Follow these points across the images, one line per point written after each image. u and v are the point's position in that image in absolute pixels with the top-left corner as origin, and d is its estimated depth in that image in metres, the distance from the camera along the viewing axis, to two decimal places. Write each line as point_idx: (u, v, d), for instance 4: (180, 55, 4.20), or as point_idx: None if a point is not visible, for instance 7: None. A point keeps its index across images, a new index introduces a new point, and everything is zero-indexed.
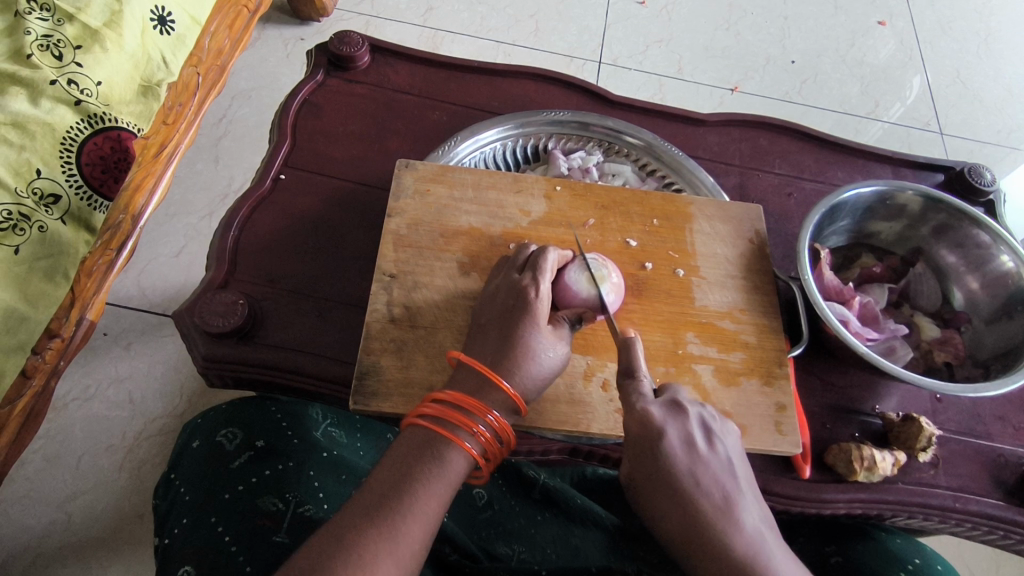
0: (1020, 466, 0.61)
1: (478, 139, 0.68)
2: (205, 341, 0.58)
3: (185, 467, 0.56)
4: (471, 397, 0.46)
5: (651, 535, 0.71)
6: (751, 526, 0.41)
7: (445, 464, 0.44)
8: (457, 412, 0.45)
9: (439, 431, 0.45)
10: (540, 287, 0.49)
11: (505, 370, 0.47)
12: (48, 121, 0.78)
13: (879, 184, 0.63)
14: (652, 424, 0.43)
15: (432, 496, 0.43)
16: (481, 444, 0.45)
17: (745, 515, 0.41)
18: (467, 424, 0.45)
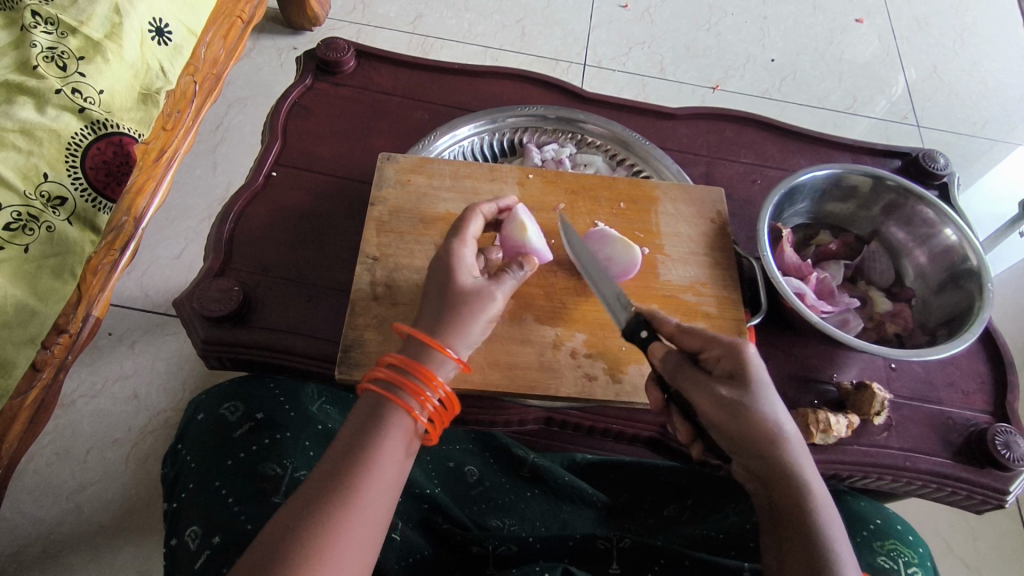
0: (968, 428, 0.65)
1: (455, 134, 0.73)
2: (204, 325, 0.63)
3: (191, 437, 0.60)
4: (421, 362, 0.47)
5: (637, 510, 0.74)
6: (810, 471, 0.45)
7: (397, 428, 0.45)
8: (406, 376, 0.46)
9: (389, 397, 0.46)
10: (461, 248, 0.53)
11: (449, 321, 0.49)
12: (55, 128, 0.83)
13: (833, 167, 0.67)
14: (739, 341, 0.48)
15: (389, 460, 0.44)
16: (431, 413, 0.47)
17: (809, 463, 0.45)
18: (417, 392, 0.46)
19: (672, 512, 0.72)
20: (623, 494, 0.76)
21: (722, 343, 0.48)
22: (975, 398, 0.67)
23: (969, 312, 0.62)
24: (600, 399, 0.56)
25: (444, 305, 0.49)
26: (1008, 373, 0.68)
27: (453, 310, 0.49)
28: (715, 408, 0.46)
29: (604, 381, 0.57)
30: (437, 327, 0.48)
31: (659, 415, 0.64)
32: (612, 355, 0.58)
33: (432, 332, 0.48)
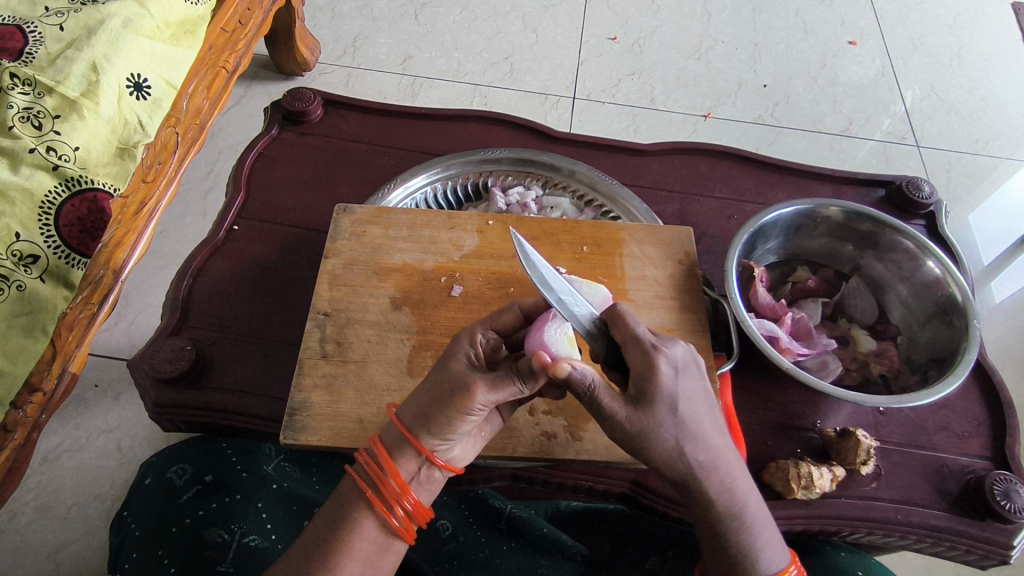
0: (964, 475, 0.61)
1: (408, 186, 0.71)
2: (156, 387, 0.61)
3: (137, 504, 0.57)
4: (398, 464, 0.44)
5: (619, 561, 0.68)
6: (729, 481, 0.47)
7: (363, 529, 0.44)
8: (380, 474, 0.44)
9: (366, 489, 0.45)
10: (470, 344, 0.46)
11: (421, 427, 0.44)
12: (27, 187, 0.78)
13: (799, 204, 0.65)
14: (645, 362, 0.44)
15: (355, 562, 0.44)
16: (402, 518, 0.45)
17: (729, 470, 0.47)
18: (387, 496, 0.44)
19: (654, 564, 0.67)
20: (605, 545, 0.71)
21: (639, 358, 0.44)
22: (971, 441, 0.63)
23: (956, 351, 0.58)
24: (560, 457, 0.53)
25: (428, 396, 0.44)
26: (1006, 414, 0.64)
27: (432, 402, 0.43)
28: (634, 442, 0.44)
29: (563, 438, 0.54)
30: (417, 418, 0.44)
31: (628, 470, 0.61)
32: (573, 411, 0.55)
33: (409, 423, 0.44)
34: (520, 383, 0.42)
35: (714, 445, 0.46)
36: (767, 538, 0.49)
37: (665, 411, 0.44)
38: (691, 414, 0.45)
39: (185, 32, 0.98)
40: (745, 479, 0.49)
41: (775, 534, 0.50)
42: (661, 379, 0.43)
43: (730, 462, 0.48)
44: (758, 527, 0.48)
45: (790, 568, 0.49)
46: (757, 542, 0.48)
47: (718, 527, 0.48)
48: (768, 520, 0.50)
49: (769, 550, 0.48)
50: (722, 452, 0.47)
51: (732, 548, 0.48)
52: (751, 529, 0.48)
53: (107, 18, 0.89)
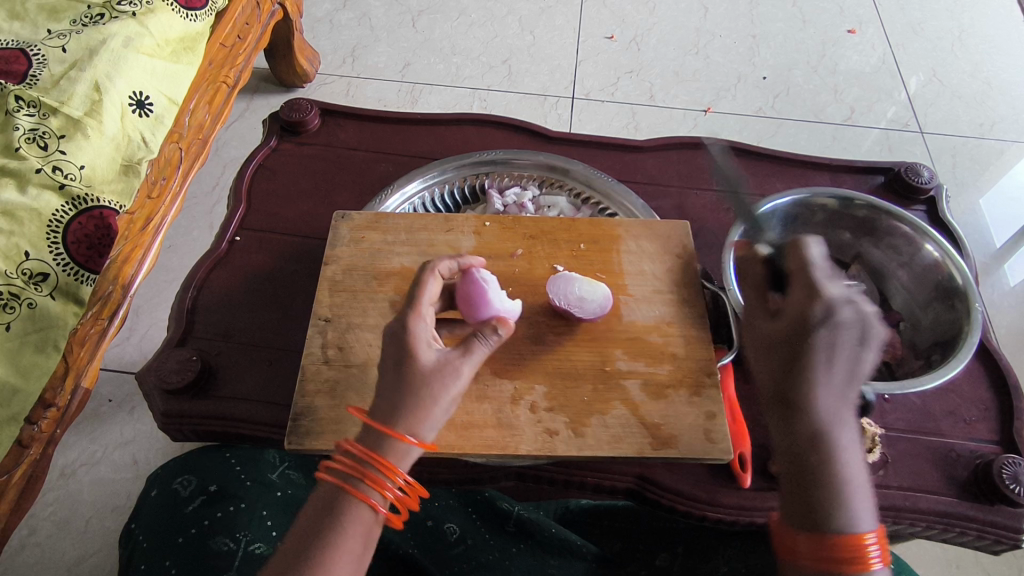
0: (973, 460, 0.60)
1: (405, 191, 0.72)
2: (164, 398, 0.62)
3: (144, 515, 0.58)
4: (380, 451, 0.43)
5: (630, 561, 0.68)
6: (834, 426, 0.44)
7: (353, 522, 0.42)
8: (362, 464, 0.43)
9: (345, 487, 0.43)
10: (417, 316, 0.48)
11: (397, 411, 0.43)
12: (35, 207, 0.79)
13: (793, 195, 0.65)
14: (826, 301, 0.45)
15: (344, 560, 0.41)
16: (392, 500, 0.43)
17: (840, 416, 0.44)
18: (373, 482, 0.43)
19: (664, 561, 0.67)
20: (615, 544, 0.71)
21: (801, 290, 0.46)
22: (979, 426, 0.62)
23: (958, 336, 0.58)
24: (562, 454, 0.53)
25: (393, 378, 0.44)
26: (1015, 398, 0.63)
27: (393, 394, 0.44)
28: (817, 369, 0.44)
29: (564, 435, 0.54)
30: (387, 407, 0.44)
31: (633, 465, 0.61)
32: (575, 408, 0.55)
33: (383, 418, 0.43)
34: (484, 339, 0.46)
35: (852, 392, 0.45)
36: (859, 499, 0.43)
37: (823, 350, 0.44)
38: (831, 350, 0.44)
39: (185, 49, 0.99)
40: (854, 431, 0.45)
41: (871, 514, 0.44)
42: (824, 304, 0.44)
43: (846, 409, 0.44)
44: (856, 486, 0.43)
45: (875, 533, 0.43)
46: (849, 499, 0.43)
47: (812, 474, 0.44)
48: (868, 486, 0.44)
49: (859, 514, 0.43)
50: (843, 398, 0.44)
51: (824, 508, 0.43)
52: (842, 484, 0.43)
53: (107, 37, 0.90)
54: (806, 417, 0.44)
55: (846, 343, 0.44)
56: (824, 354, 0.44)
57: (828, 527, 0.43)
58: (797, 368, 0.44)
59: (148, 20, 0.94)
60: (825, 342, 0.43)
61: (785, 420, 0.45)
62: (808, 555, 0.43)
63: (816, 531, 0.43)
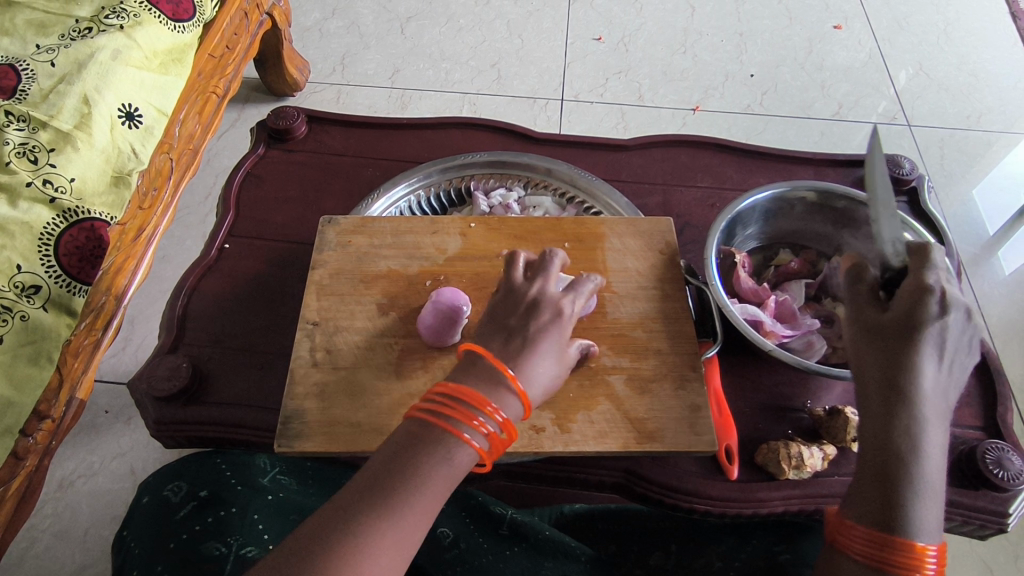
0: (958, 447, 0.61)
1: (390, 196, 0.73)
2: (155, 405, 0.63)
3: (135, 523, 0.58)
4: (475, 390, 0.43)
5: (624, 562, 0.67)
6: (921, 430, 0.45)
7: (441, 456, 0.42)
8: (454, 402, 0.43)
9: (439, 423, 0.43)
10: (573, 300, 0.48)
11: (522, 374, 0.45)
12: (26, 221, 0.79)
13: (773, 188, 0.66)
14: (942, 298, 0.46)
15: (424, 495, 0.41)
16: (485, 437, 0.43)
17: (931, 425, 0.45)
18: (466, 417, 0.42)
19: (658, 560, 0.66)
20: (609, 547, 0.70)
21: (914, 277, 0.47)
22: (963, 413, 0.63)
23: None
24: (549, 450, 0.54)
25: (529, 346, 0.46)
26: (998, 384, 0.64)
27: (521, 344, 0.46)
28: (902, 365, 0.45)
29: (551, 431, 0.54)
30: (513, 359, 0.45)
31: (620, 460, 0.62)
32: (560, 404, 0.56)
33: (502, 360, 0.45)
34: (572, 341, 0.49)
35: (943, 400, 0.46)
36: (933, 510, 0.44)
37: (930, 349, 0.46)
38: (953, 348, 0.47)
39: (174, 60, 1.00)
40: (939, 441, 0.46)
41: (941, 519, 0.44)
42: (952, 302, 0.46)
43: (936, 417, 0.46)
44: (931, 497, 0.44)
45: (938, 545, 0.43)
46: (922, 505, 0.43)
47: (892, 476, 0.44)
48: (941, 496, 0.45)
49: (931, 524, 0.43)
50: (935, 408, 0.46)
51: (904, 504, 0.43)
52: (923, 490, 0.43)
53: (96, 51, 0.90)
54: (899, 417, 0.45)
55: (935, 340, 0.46)
56: (928, 357, 0.46)
57: (893, 529, 0.43)
58: (909, 366, 0.45)
59: (135, 32, 0.94)
60: (936, 334, 0.45)
61: (874, 418, 0.46)
62: (861, 551, 0.43)
63: (889, 520, 0.43)
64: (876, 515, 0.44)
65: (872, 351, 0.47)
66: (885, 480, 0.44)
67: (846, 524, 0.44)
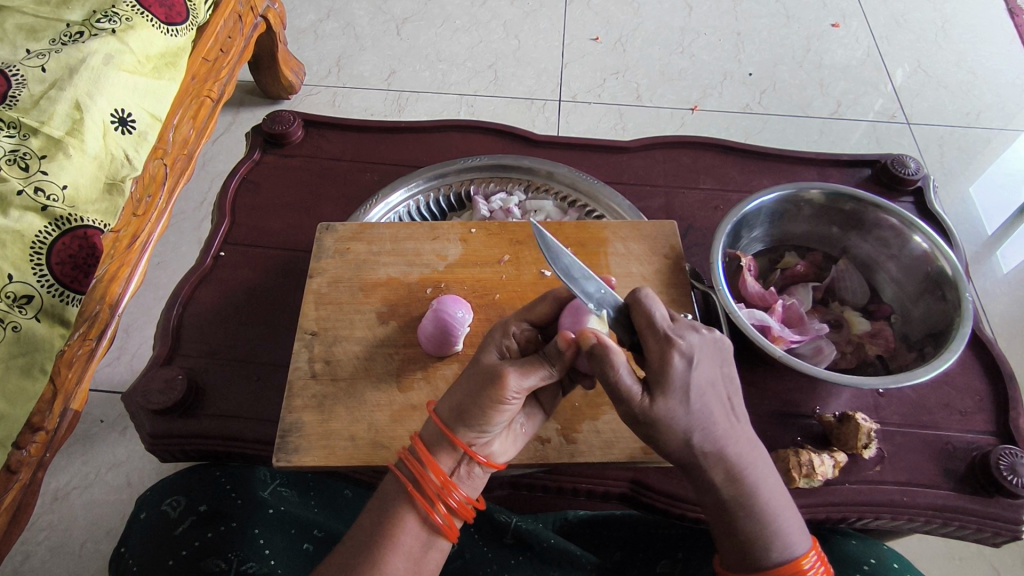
0: (970, 452, 0.59)
1: (388, 202, 0.71)
2: (151, 418, 0.61)
3: (132, 538, 0.56)
4: (436, 460, 0.44)
5: (631, 568, 0.65)
6: (745, 467, 0.46)
7: (407, 524, 0.44)
8: (420, 473, 0.44)
9: (409, 487, 0.45)
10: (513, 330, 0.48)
11: (459, 421, 0.44)
12: (17, 229, 0.77)
13: (779, 191, 0.64)
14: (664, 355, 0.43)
15: (400, 557, 0.44)
16: (445, 513, 0.45)
17: (752, 455, 0.46)
18: (431, 493, 0.44)
19: (665, 567, 0.64)
20: (615, 553, 0.68)
21: (655, 348, 0.44)
22: (974, 418, 0.62)
23: (950, 327, 0.57)
24: (554, 461, 0.52)
25: (463, 390, 0.44)
26: (1008, 388, 0.63)
27: (467, 395, 0.43)
28: (679, 428, 0.44)
29: (556, 442, 0.53)
30: (453, 413, 0.44)
31: (627, 469, 0.60)
32: (565, 414, 0.54)
33: (449, 409, 0.44)
34: (547, 367, 0.44)
35: (737, 419, 0.47)
36: (793, 524, 0.47)
37: (675, 401, 0.43)
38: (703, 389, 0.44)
39: (166, 64, 0.98)
40: (761, 457, 0.47)
41: (797, 521, 0.48)
42: (668, 357, 0.43)
43: (748, 441, 0.46)
44: (785, 514, 0.47)
45: (812, 554, 0.47)
46: (784, 530, 0.46)
47: (737, 520, 0.46)
48: (788, 506, 0.48)
49: (791, 540, 0.47)
50: (743, 430, 0.46)
51: (756, 535, 0.46)
52: (770, 515, 0.46)
53: (87, 55, 0.88)
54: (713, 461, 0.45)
55: (698, 393, 0.44)
56: (701, 410, 0.44)
57: (764, 563, 0.46)
58: (709, 416, 0.44)
59: (128, 36, 0.93)
60: (700, 385, 0.44)
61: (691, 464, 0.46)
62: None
63: (750, 551, 0.46)
64: (740, 549, 0.47)
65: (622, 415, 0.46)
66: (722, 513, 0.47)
67: (726, 555, 0.48)
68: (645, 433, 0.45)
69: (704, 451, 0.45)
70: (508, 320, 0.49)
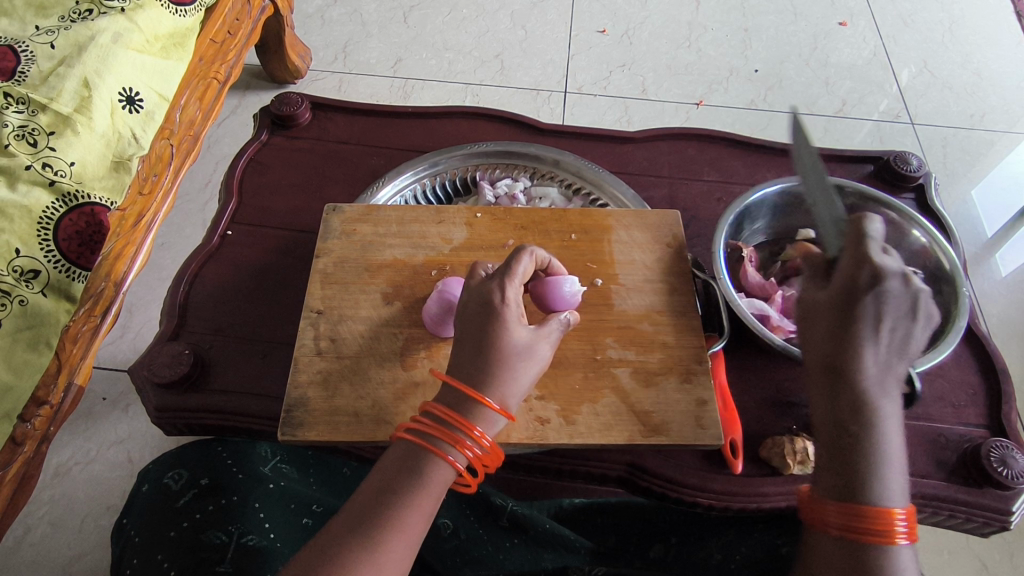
0: (962, 444, 0.60)
1: (397, 183, 0.72)
2: (157, 392, 0.62)
3: (134, 510, 0.57)
4: (462, 415, 0.46)
5: (625, 552, 0.67)
6: (879, 408, 0.45)
7: (430, 473, 0.46)
8: (447, 426, 0.46)
9: (428, 445, 0.46)
10: (506, 292, 0.49)
11: (499, 387, 0.47)
12: (25, 204, 0.78)
13: (782, 183, 0.65)
14: (859, 279, 0.44)
15: (421, 508, 0.45)
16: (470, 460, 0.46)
17: (887, 396, 0.45)
18: (457, 442, 0.46)
19: (657, 553, 0.66)
20: (609, 538, 0.69)
21: (846, 271, 0.45)
22: (967, 411, 0.63)
23: (946, 320, 0.58)
24: (553, 441, 0.53)
25: (499, 358, 0.47)
26: (1001, 382, 0.64)
27: (511, 365, 0.47)
28: (860, 351, 0.45)
29: (556, 423, 0.54)
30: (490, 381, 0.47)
31: (625, 453, 0.61)
32: (565, 396, 0.55)
33: (467, 373, 0.47)
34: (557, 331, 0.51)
35: (900, 365, 0.46)
36: (895, 481, 0.45)
37: (868, 327, 0.44)
38: (890, 320, 0.44)
39: (174, 45, 0.98)
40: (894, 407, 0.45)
41: (903, 478, 0.45)
42: (884, 271, 0.43)
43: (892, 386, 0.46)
44: (894, 468, 0.45)
45: (901, 510, 0.44)
46: (885, 479, 0.44)
47: (851, 453, 0.45)
48: (903, 463, 0.46)
49: (896, 492, 0.44)
50: (890, 376, 0.45)
51: (862, 471, 0.44)
52: (881, 458, 0.45)
53: (96, 33, 0.89)
54: (847, 388, 0.45)
55: (895, 327, 0.45)
56: (876, 342, 0.45)
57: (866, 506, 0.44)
58: (859, 346, 0.45)
59: (137, 15, 0.93)
60: (875, 309, 0.44)
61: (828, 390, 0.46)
62: (836, 526, 0.44)
63: (852, 491, 0.44)
64: (842, 489, 0.45)
65: (812, 332, 0.47)
66: (837, 446, 0.46)
67: (818, 500, 0.46)
68: (823, 355, 0.46)
69: (857, 380, 0.45)
70: (497, 280, 0.50)
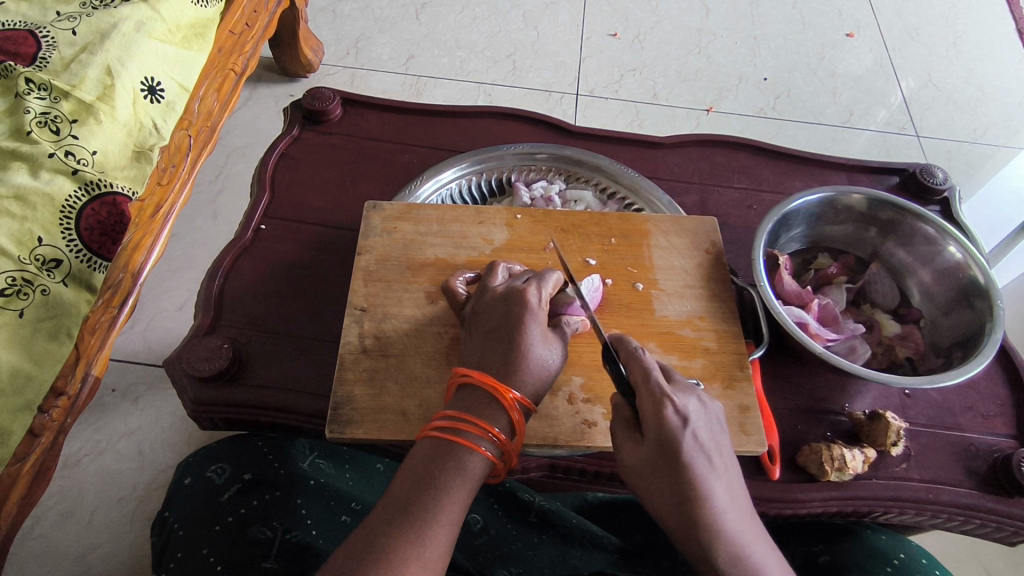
0: (992, 454, 0.62)
1: (440, 179, 0.72)
2: (194, 385, 0.62)
3: (177, 504, 0.57)
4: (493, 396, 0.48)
5: (651, 551, 0.67)
6: (750, 552, 0.45)
7: (458, 464, 0.46)
8: (462, 421, 0.48)
9: (451, 439, 0.47)
10: (539, 295, 0.52)
11: (524, 381, 0.49)
12: (48, 192, 0.77)
13: (824, 192, 0.66)
14: (664, 415, 0.45)
15: (453, 499, 0.45)
16: (496, 442, 0.47)
17: (752, 534, 0.46)
18: (480, 428, 0.47)
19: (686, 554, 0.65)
20: (636, 537, 0.70)
21: (650, 405, 0.46)
22: (996, 421, 0.64)
23: (980, 334, 0.59)
24: (600, 443, 0.54)
25: (525, 354, 0.50)
26: None
27: (537, 360, 0.50)
28: (717, 487, 0.45)
29: (603, 426, 0.55)
30: (516, 374, 0.49)
31: None
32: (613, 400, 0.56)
33: (489, 369, 0.50)
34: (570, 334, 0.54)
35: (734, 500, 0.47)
36: None
37: (696, 464, 0.45)
38: (708, 450, 0.46)
39: (196, 35, 0.97)
40: (760, 541, 0.46)
41: None
42: (680, 411, 0.46)
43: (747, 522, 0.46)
44: None
45: None
46: None
47: None
48: None
49: None
50: (731, 499, 0.46)
51: None
52: None
53: (119, 21, 0.88)
54: (704, 536, 0.44)
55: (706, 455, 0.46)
56: (713, 475, 0.45)
57: None
58: (694, 489, 0.45)
59: (160, 4, 0.92)
60: (698, 452, 0.45)
61: (688, 536, 0.45)
62: None
63: None
64: None
65: (652, 474, 0.46)
66: None
67: None
68: (666, 497, 0.46)
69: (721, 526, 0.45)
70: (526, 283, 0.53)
